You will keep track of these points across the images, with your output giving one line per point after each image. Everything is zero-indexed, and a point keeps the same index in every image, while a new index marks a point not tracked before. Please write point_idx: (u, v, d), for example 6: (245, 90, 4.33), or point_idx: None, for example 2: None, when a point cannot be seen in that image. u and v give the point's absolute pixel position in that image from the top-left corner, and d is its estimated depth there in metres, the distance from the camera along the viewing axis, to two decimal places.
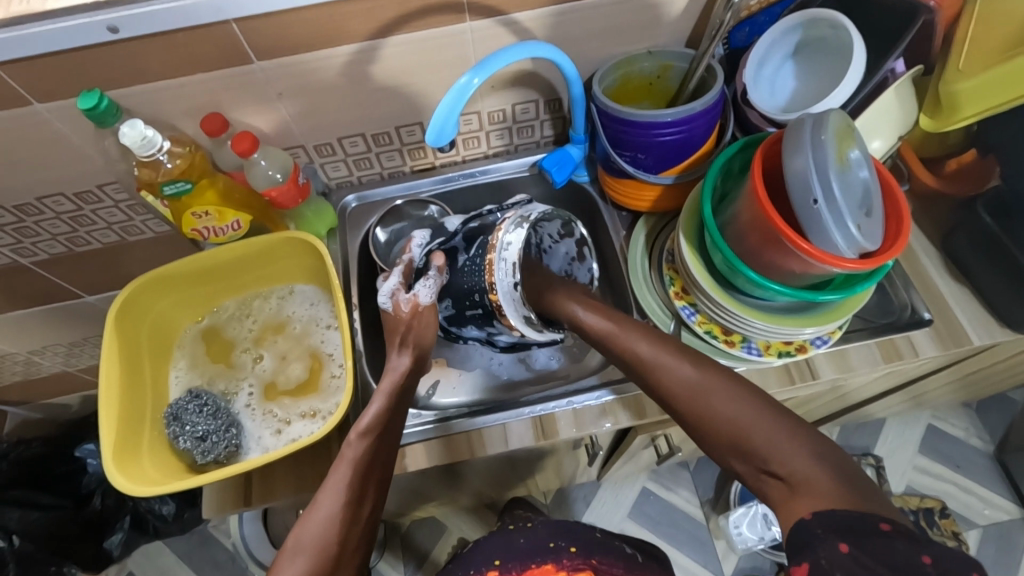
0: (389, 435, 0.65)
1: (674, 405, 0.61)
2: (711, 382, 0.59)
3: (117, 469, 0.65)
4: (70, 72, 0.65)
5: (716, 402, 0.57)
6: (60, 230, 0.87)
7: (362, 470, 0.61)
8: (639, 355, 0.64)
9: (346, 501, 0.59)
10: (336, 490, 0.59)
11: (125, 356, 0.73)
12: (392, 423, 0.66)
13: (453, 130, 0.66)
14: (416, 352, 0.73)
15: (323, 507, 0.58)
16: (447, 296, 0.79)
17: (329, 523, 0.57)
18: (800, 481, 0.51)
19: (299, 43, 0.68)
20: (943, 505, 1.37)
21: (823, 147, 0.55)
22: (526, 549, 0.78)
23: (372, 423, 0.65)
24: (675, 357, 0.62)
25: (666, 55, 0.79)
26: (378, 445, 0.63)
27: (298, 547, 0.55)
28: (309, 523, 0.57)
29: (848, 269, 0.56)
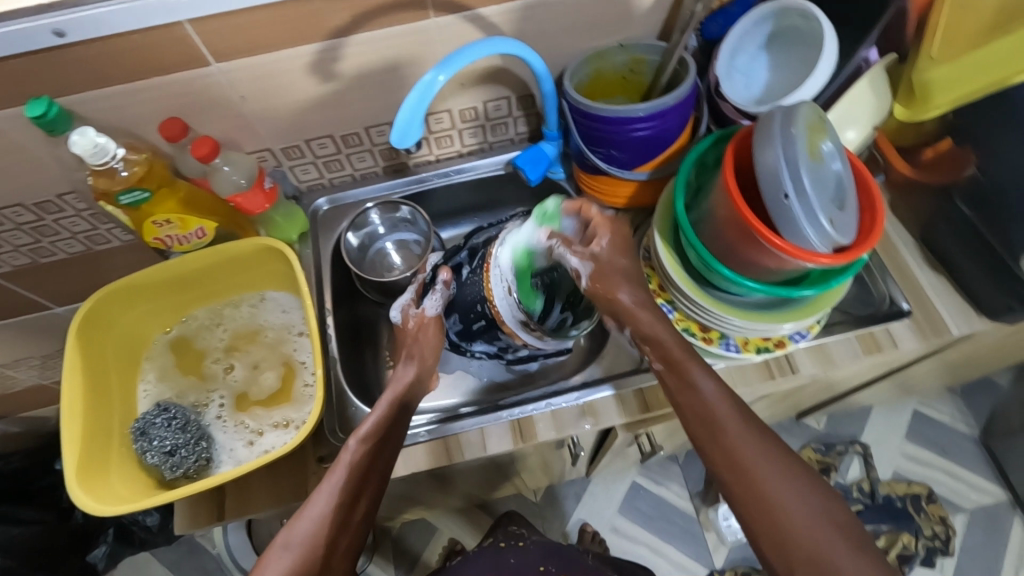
0: (388, 441, 0.63)
1: (741, 485, 0.56)
2: (788, 475, 0.55)
3: (81, 487, 0.63)
4: (17, 80, 0.62)
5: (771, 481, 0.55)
6: (22, 242, 0.85)
7: (359, 473, 0.60)
8: (722, 426, 0.58)
9: (339, 503, 0.57)
10: (330, 492, 0.58)
11: (88, 370, 0.70)
12: (394, 428, 0.65)
13: (419, 130, 0.64)
14: (421, 365, 0.72)
15: (313, 509, 0.57)
16: (454, 312, 0.77)
17: (319, 521, 0.56)
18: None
19: (258, 44, 0.66)
20: (930, 491, 1.39)
21: (793, 140, 0.54)
22: (514, 568, 0.78)
23: (373, 429, 0.63)
24: (762, 441, 0.57)
25: (638, 49, 0.77)
26: (376, 450, 0.62)
27: (287, 546, 0.54)
28: (299, 522, 0.56)
29: (822, 264, 0.56)
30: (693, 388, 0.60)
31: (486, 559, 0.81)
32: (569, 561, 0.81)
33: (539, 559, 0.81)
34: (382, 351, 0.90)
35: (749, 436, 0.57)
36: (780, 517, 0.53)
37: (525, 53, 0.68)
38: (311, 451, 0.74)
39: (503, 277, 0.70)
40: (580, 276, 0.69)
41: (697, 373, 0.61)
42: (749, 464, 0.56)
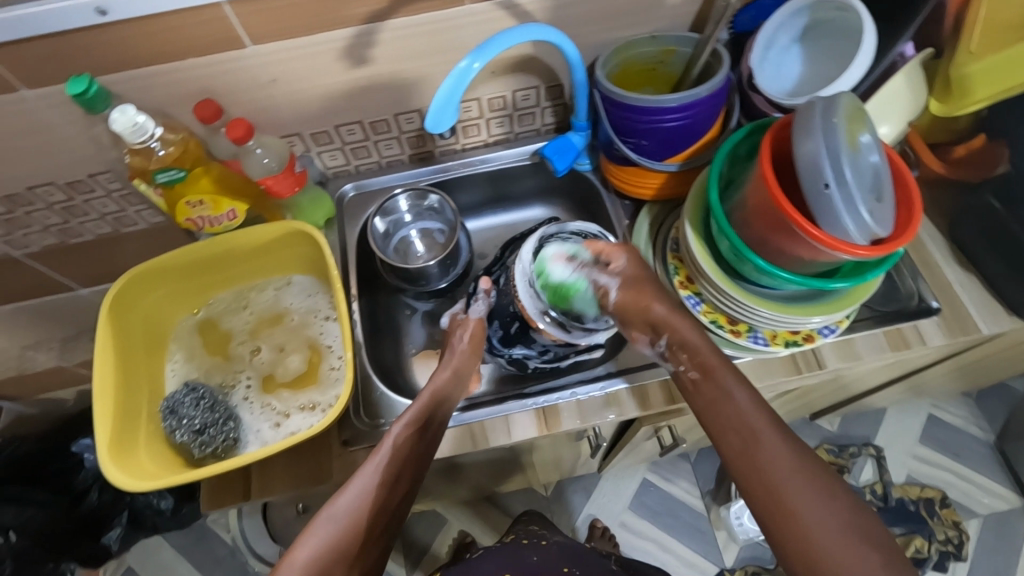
0: (426, 433, 0.65)
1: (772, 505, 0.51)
2: (828, 497, 0.50)
3: (112, 462, 0.63)
4: (57, 58, 0.63)
5: (806, 496, 0.50)
6: (52, 221, 0.86)
7: (402, 456, 0.61)
8: (761, 437, 0.54)
9: (383, 481, 0.58)
10: (373, 470, 0.59)
11: (119, 346, 0.71)
12: (430, 421, 0.66)
13: (453, 116, 0.64)
14: (460, 365, 0.74)
15: (358, 482, 0.58)
16: (495, 319, 0.82)
17: (361, 498, 0.56)
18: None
19: (293, 27, 0.66)
20: (943, 495, 1.38)
21: (834, 130, 0.53)
22: (538, 565, 0.77)
23: (417, 416, 0.65)
24: (803, 462, 0.52)
25: (668, 40, 0.77)
26: (417, 438, 0.64)
27: (332, 516, 0.55)
28: (344, 496, 0.56)
29: (858, 257, 0.56)
30: (724, 393, 0.58)
31: (506, 553, 0.80)
32: (589, 564, 0.82)
33: (561, 560, 0.80)
34: (402, 337, 0.91)
35: (787, 453, 0.52)
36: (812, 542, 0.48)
37: (569, 48, 0.70)
38: (334, 435, 0.74)
39: (525, 273, 0.74)
40: (609, 292, 0.70)
41: (732, 382, 0.58)
42: (781, 484, 0.51)
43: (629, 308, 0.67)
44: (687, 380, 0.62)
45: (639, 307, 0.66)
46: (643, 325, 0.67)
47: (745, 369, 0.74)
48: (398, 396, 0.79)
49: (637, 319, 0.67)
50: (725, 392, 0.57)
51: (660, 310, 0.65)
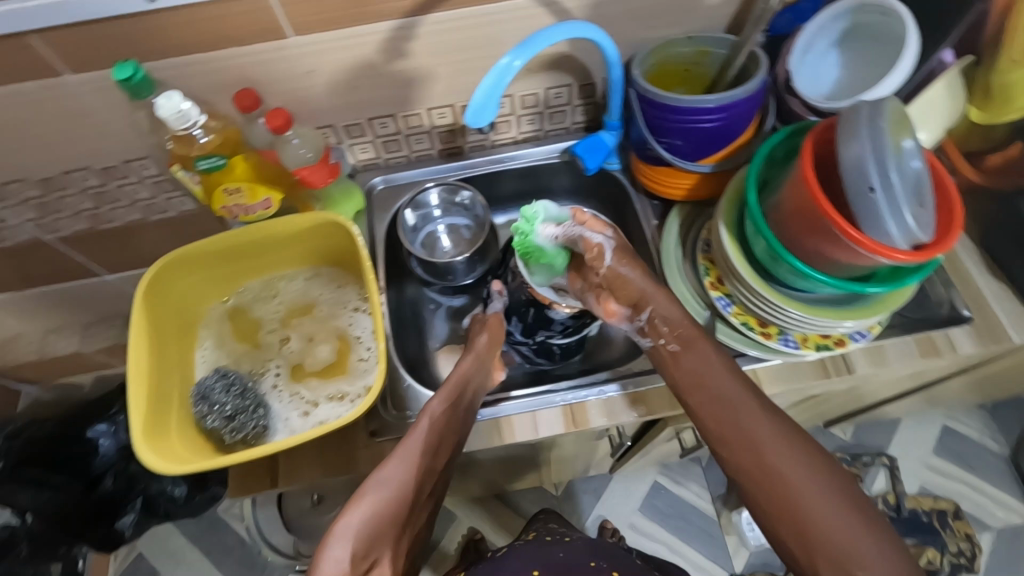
0: (461, 409, 0.67)
1: (758, 474, 0.56)
2: (804, 459, 0.55)
3: (146, 445, 0.64)
4: (105, 42, 0.64)
5: (783, 458, 0.55)
6: (84, 206, 0.87)
7: (440, 429, 0.63)
8: (739, 407, 0.59)
9: (425, 452, 0.61)
10: (414, 443, 0.61)
11: (153, 331, 0.72)
12: (464, 397, 0.68)
13: (493, 111, 0.64)
14: (482, 350, 0.75)
15: (401, 454, 0.59)
16: (513, 315, 0.81)
17: (407, 471, 0.58)
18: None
19: (334, 19, 0.67)
20: (956, 508, 1.37)
21: (881, 133, 0.53)
22: (564, 563, 0.77)
23: (450, 392, 0.67)
24: (777, 429, 0.57)
25: (705, 41, 0.77)
26: (453, 412, 0.66)
27: (381, 483, 0.56)
28: (389, 467, 0.58)
29: (897, 261, 0.56)
30: (706, 366, 0.62)
31: (532, 550, 0.80)
32: (618, 558, 0.81)
33: (588, 555, 0.81)
34: (426, 331, 0.91)
35: (762, 418, 0.58)
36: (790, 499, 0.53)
37: (608, 44, 0.70)
38: (362, 425, 0.74)
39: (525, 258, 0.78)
40: (603, 251, 0.69)
41: (711, 356, 0.63)
42: (767, 459, 0.55)
43: (619, 279, 0.68)
44: (666, 353, 0.66)
45: (624, 282, 0.68)
46: (623, 299, 0.69)
47: (774, 372, 0.73)
48: (425, 388, 0.79)
49: (620, 291, 0.69)
50: (702, 367, 0.62)
51: (643, 287, 0.67)
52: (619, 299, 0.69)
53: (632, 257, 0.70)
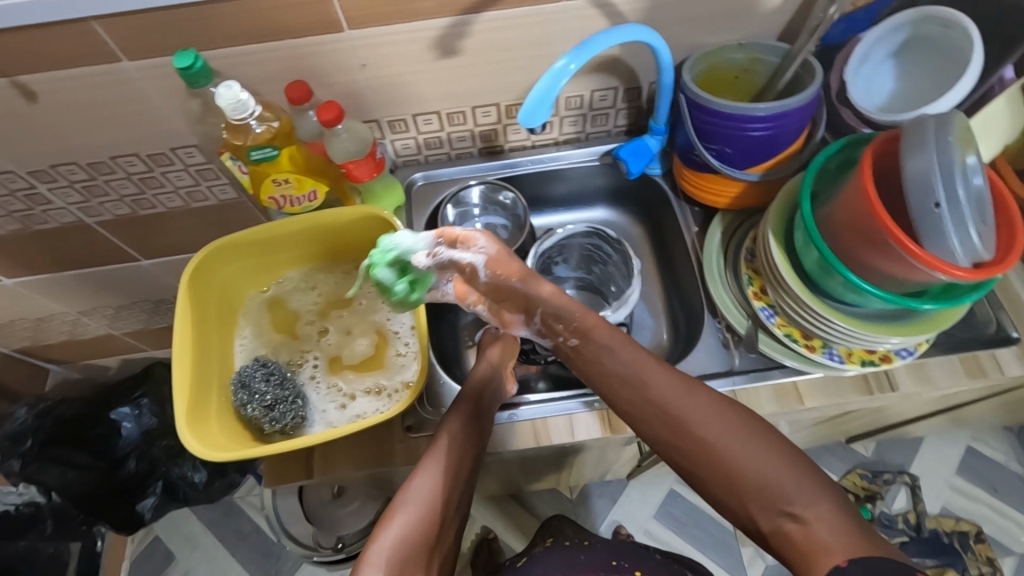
0: (481, 418, 0.67)
1: (686, 445, 0.57)
2: (720, 414, 0.56)
3: (189, 432, 0.64)
4: (165, 30, 0.65)
5: (701, 419, 0.56)
6: (128, 191, 0.88)
7: (462, 443, 0.64)
8: (655, 383, 0.59)
9: (449, 468, 0.61)
10: (437, 459, 0.62)
11: (196, 318, 0.72)
12: (484, 407, 0.68)
13: (546, 112, 0.64)
14: (501, 347, 0.75)
15: (426, 473, 0.60)
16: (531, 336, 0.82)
17: (433, 489, 0.59)
18: (816, 531, 0.49)
19: (389, 14, 0.67)
20: (978, 530, 1.35)
21: (950, 148, 0.52)
22: (587, 565, 0.79)
23: (466, 404, 0.67)
24: (693, 393, 0.57)
25: (757, 49, 0.76)
26: (473, 422, 0.66)
27: (407, 503, 0.58)
28: (414, 486, 0.59)
29: (957, 279, 0.55)
30: (609, 351, 0.63)
31: (557, 560, 0.82)
32: (639, 554, 0.82)
33: (610, 553, 0.82)
34: (459, 329, 0.91)
35: (673, 387, 0.58)
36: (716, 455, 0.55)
37: (662, 48, 0.69)
38: (398, 420, 0.74)
39: None
40: (475, 269, 0.65)
41: (610, 339, 0.63)
42: (689, 425, 0.56)
43: (501, 290, 0.67)
44: (567, 348, 0.66)
45: (506, 292, 0.67)
46: (513, 307, 0.69)
47: (817, 385, 0.73)
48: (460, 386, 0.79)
49: (508, 302, 0.69)
50: (603, 351, 0.63)
51: (521, 289, 0.66)
52: (509, 309, 0.70)
53: (510, 262, 0.65)
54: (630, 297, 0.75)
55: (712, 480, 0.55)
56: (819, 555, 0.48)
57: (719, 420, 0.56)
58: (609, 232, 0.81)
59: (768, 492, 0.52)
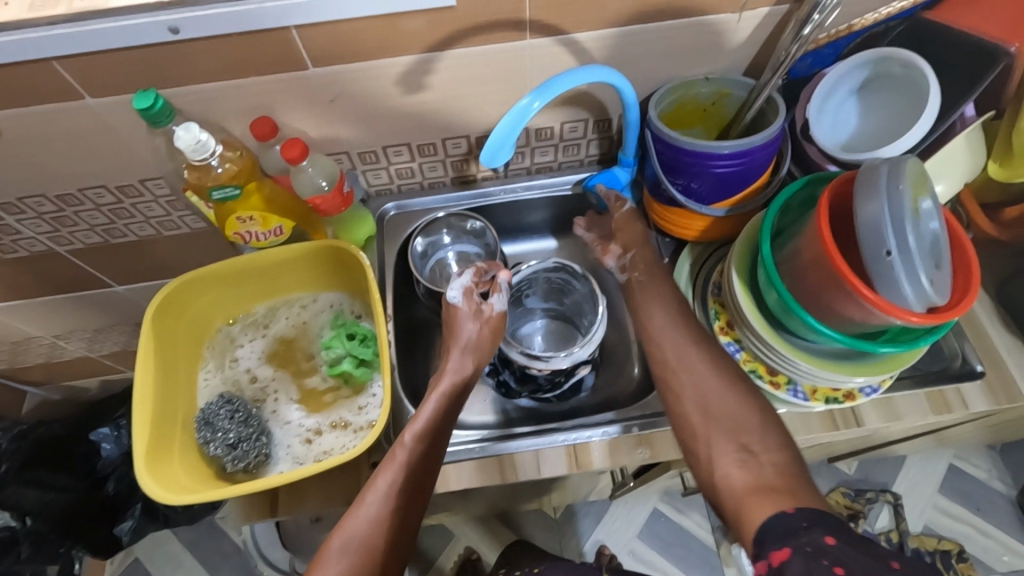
0: (440, 439, 0.67)
1: (672, 386, 0.65)
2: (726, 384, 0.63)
3: (149, 474, 0.64)
4: (126, 69, 0.64)
5: (687, 380, 0.64)
6: (98, 221, 0.88)
7: (416, 471, 0.64)
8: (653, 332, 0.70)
9: (396, 503, 0.62)
10: (386, 490, 0.63)
11: (160, 355, 0.72)
12: (443, 426, 0.68)
13: (508, 151, 0.64)
14: (478, 357, 0.74)
15: (371, 508, 0.62)
16: (504, 370, 0.81)
17: (375, 524, 0.61)
18: (763, 472, 0.55)
19: (355, 52, 0.67)
20: (961, 549, 1.33)
21: (900, 198, 0.53)
22: None
23: (426, 427, 0.67)
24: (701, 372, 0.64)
25: (724, 82, 0.77)
26: (430, 446, 0.66)
27: (346, 547, 0.59)
28: (355, 522, 0.61)
29: (911, 323, 0.55)
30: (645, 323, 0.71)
31: None
32: None
33: None
34: (433, 355, 0.89)
35: (687, 354, 0.66)
36: (695, 410, 0.62)
37: (625, 87, 0.69)
38: (365, 457, 0.74)
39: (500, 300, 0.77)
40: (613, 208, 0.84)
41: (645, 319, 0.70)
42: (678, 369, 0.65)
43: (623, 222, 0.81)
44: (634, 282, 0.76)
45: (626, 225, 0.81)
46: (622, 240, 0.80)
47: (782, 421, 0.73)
48: None
49: (624, 233, 0.80)
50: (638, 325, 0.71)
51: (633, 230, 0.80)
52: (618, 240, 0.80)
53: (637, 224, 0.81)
54: (595, 337, 0.76)
55: (690, 412, 0.63)
56: (766, 502, 0.52)
57: (709, 379, 0.64)
58: (577, 268, 0.82)
59: (733, 429, 0.59)
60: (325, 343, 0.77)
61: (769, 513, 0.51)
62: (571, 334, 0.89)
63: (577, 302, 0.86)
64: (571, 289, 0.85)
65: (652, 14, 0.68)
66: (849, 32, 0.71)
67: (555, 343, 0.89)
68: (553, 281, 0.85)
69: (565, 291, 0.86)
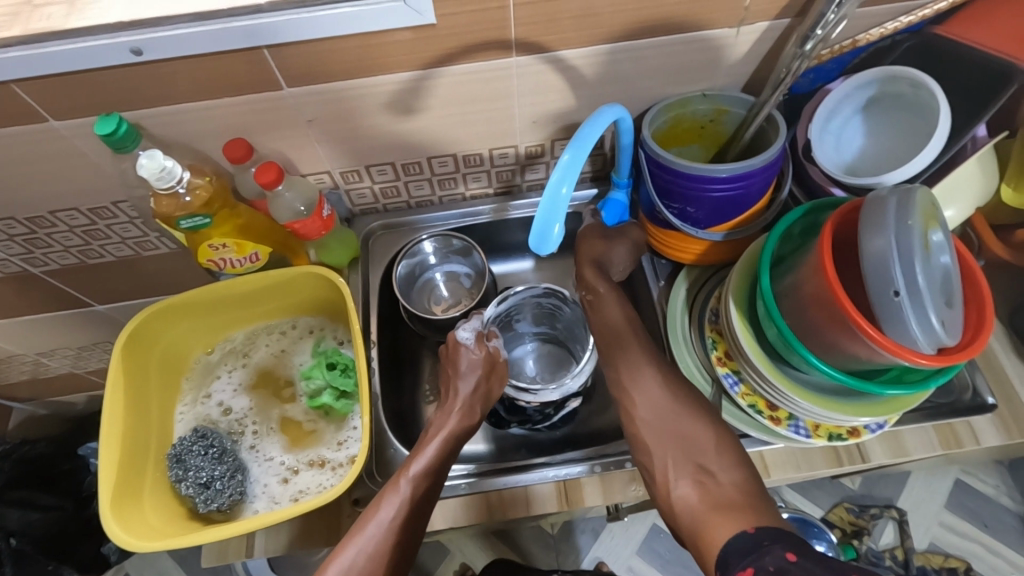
0: (439, 484, 0.64)
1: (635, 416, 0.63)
2: (713, 429, 0.60)
3: (113, 517, 0.62)
4: (90, 93, 0.61)
5: (655, 405, 0.62)
6: (73, 243, 0.84)
7: (416, 511, 0.61)
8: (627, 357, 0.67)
9: (395, 539, 0.59)
10: (384, 526, 0.59)
11: (131, 391, 0.69)
12: (443, 469, 0.64)
13: (558, 236, 0.59)
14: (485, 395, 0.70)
15: (365, 541, 0.58)
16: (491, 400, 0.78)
17: (370, 560, 0.57)
18: (723, 497, 0.55)
19: (332, 72, 0.63)
20: (969, 568, 1.23)
21: (910, 234, 0.49)
22: None
23: (430, 466, 0.63)
24: (687, 410, 0.61)
25: (722, 100, 0.73)
26: (429, 488, 0.63)
27: None
28: (348, 556, 0.58)
29: (919, 365, 0.51)
30: (626, 355, 0.66)
31: None
32: None
33: None
34: (421, 380, 0.86)
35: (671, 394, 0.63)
36: (658, 440, 0.60)
37: (625, 121, 0.63)
38: (345, 494, 0.71)
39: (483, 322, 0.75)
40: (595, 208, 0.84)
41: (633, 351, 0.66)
42: (641, 396, 0.63)
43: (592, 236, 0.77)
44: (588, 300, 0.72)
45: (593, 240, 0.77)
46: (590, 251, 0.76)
47: (781, 455, 0.70)
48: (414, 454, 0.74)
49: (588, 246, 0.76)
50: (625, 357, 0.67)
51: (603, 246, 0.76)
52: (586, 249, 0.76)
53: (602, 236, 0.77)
54: (587, 368, 0.73)
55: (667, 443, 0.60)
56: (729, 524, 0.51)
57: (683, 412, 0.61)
58: (567, 293, 0.79)
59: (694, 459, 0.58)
60: (304, 373, 0.74)
61: (729, 535, 0.50)
62: (565, 360, 0.86)
63: (569, 325, 0.83)
64: (562, 312, 0.81)
65: (645, 30, 0.64)
66: (853, 47, 0.67)
67: (548, 368, 0.85)
68: (545, 305, 0.82)
69: (556, 315, 0.83)
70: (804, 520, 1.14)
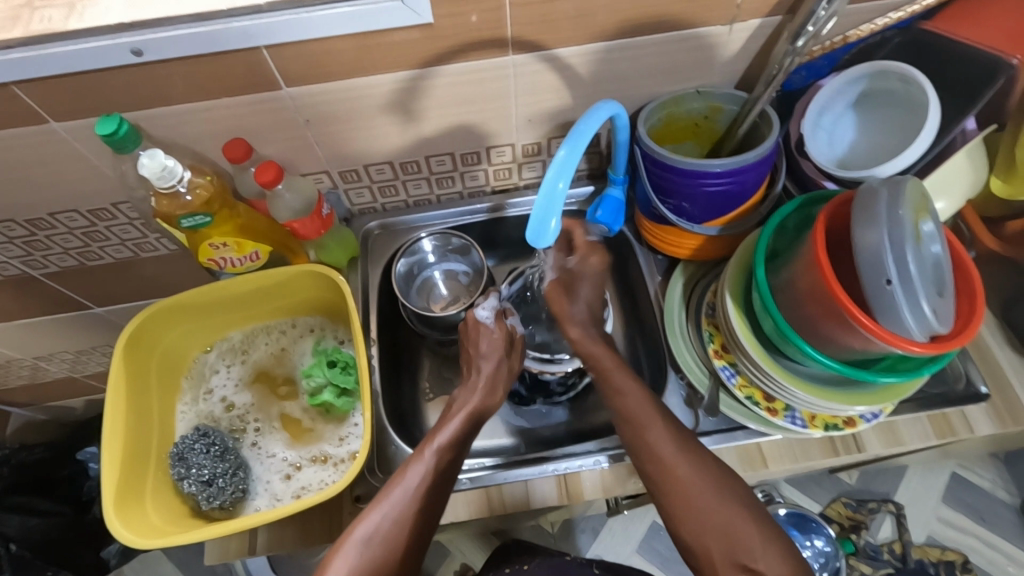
0: (463, 456, 0.63)
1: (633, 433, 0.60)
2: None
3: (116, 515, 0.62)
4: (90, 94, 0.62)
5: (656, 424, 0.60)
6: (72, 245, 0.85)
7: (440, 479, 0.60)
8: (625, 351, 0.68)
9: (420, 506, 0.58)
10: (410, 491, 0.58)
11: (133, 390, 0.70)
12: (467, 442, 0.64)
13: (553, 229, 0.59)
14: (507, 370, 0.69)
15: (391, 505, 0.57)
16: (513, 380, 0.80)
17: (397, 525, 0.56)
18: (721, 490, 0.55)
19: (330, 72, 0.64)
20: (966, 560, 1.24)
21: (901, 223, 0.50)
22: None
23: (456, 437, 0.62)
24: None
25: (716, 97, 0.74)
26: (454, 458, 0.62)
27: (367, 544, 0.55)
28: (374, 519, 0.57)
29: (912, 353, 0.52)
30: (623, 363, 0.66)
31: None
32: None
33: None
34: (421, 378, 0.87)
35: None
36: (661, 455, 0.58)
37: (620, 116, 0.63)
38: (347, 490, 0.71)
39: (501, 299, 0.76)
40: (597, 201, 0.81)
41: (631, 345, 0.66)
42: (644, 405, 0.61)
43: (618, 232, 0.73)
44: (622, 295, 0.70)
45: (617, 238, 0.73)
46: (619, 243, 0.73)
47: (778, 446, 0.71)
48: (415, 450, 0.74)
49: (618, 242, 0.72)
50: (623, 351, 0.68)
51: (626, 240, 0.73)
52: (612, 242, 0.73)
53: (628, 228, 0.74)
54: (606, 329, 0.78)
55: None
56: None
57: None
58: None
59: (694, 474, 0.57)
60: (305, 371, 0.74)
61: None
62: None
63: None
64: None
65: (639, 28, 0.65)
66: (844, 43, 0.68)
67: None
68: None
69: None
70: (806, 516, 1.15)
